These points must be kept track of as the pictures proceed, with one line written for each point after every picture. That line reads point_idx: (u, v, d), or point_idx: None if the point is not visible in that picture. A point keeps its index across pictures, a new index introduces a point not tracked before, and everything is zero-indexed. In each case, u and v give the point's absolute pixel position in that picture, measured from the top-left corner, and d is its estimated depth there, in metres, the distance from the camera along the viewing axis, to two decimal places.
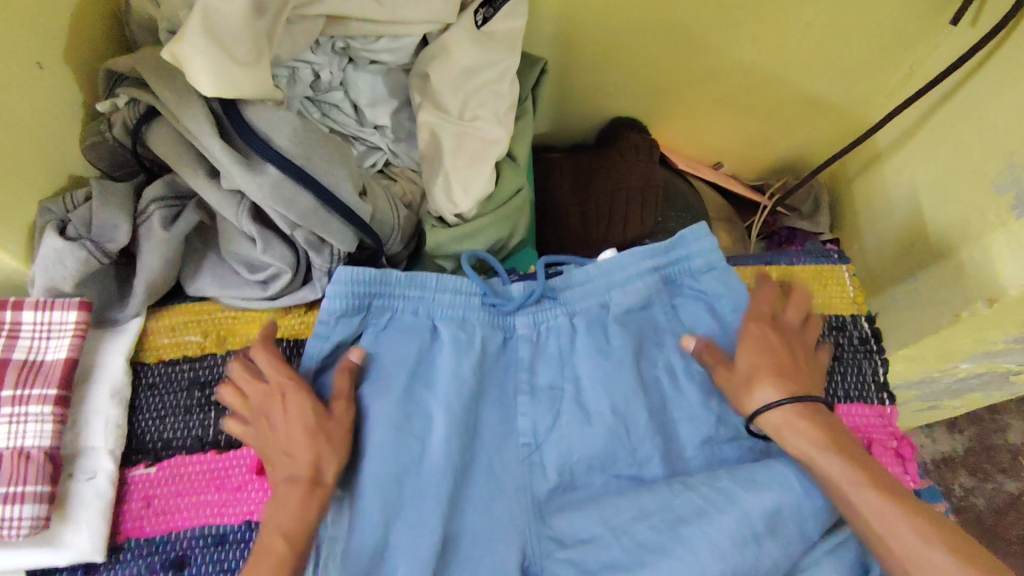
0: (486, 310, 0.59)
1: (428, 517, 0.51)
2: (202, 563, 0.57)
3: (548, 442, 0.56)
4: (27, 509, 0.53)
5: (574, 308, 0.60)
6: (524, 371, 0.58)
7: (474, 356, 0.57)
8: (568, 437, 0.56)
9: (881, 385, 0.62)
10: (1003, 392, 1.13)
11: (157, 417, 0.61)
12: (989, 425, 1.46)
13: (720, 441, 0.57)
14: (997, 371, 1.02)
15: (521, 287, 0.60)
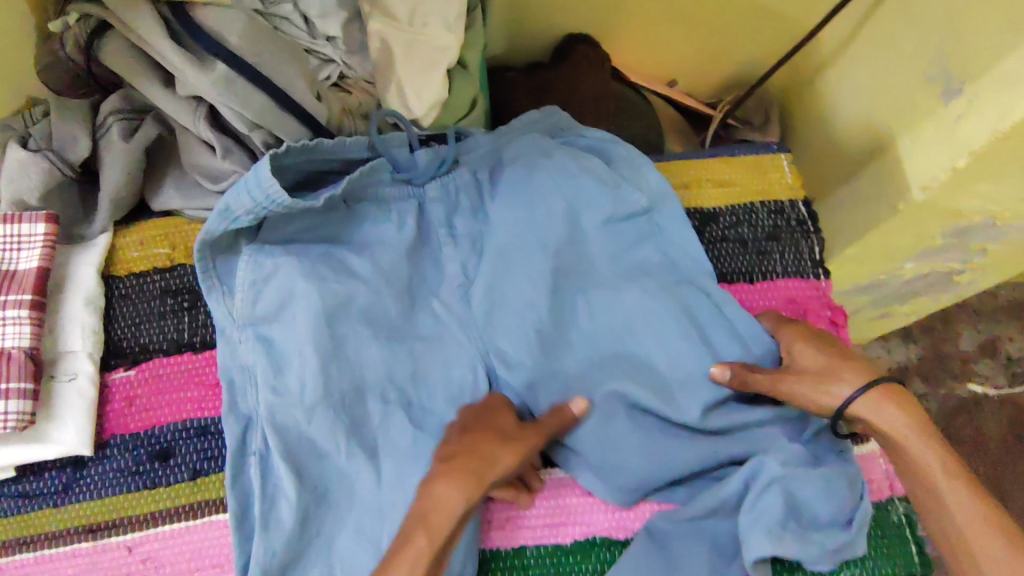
0: (397, 183, 0.66)
1: (379, 368, 0.60)
2: (186, 452, 0.60)
3: (475, 278, 0.64)
4: (13, 405, 0.55)
5: (476, 166, 0.68)
6: (441, 228, 0.66)
7: (393, 220, 0.65)
8: (491, 275, 0.64)
9: (817, 262, 0.67)
10: (949, 294, 1.20)
11: (132, 325, 0.64)
12: (943, 334, 1.55)
13: (627, 253, 0.66)
14: (942, 270, 1.08)
15: (428, 158, 0.67)
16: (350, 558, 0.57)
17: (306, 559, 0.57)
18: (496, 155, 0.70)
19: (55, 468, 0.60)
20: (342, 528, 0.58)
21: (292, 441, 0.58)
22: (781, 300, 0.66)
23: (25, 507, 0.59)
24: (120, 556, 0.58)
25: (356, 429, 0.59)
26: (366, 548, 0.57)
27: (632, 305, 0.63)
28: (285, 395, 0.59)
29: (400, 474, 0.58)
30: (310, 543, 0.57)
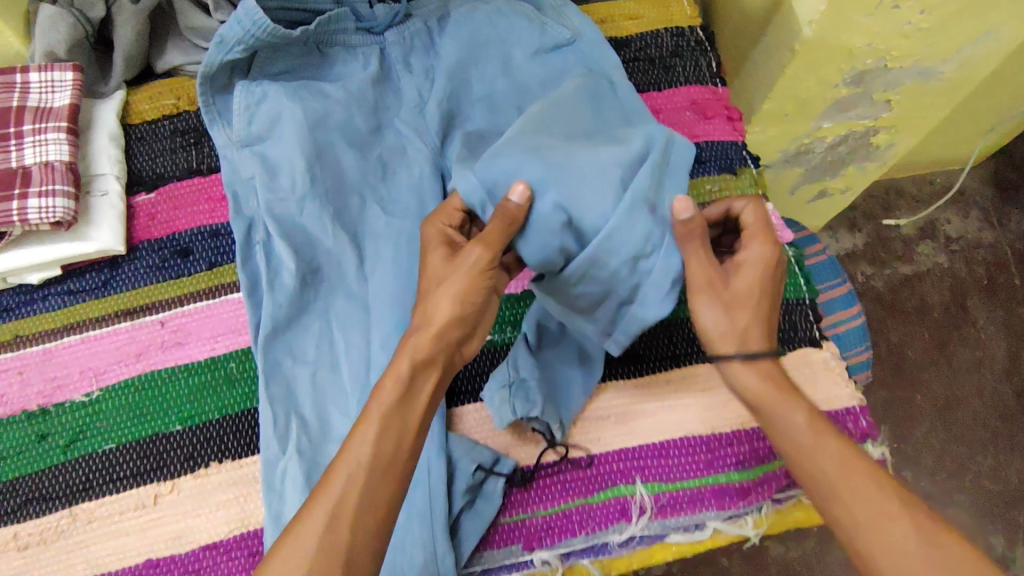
0: (361, 33, 0.78)
1: (353, 170, 0.73)
2: (202, 249, 0.73)
3: (429, 97, 0.76)
4: (59, 202, 0.68)
5: (427, 16, 0.80)
6: (400, 64, 0.78)
7: (359, 60, 0.78)
8: (441, 92, 0.76)
9: (714, 73, 0.80)
10: (873, 162, 1.34)
11: (150, 159, 0.77)
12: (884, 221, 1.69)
13: (554, 70, 0.78)
14: (859, 132, 1.22)
15: (386, 11, 0.79)
16: (344, 313, 0.69)
17: (307, 317, 0.69)
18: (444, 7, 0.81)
19: (95, 269, 0.72)
20: (335, 294, 0.70)
21: (279, 227, 0.71)
22: (686, 103, 0.79)
23: (71, 301, 0.71)
24: (154, 330, 0.70)
25: (338, 217, 0.72)
26: (357, 306, 0.70)
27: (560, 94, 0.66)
28: (278, 192, 0.72)
29: (378, 248, 0.71)
30: (310, 304, 0.69)
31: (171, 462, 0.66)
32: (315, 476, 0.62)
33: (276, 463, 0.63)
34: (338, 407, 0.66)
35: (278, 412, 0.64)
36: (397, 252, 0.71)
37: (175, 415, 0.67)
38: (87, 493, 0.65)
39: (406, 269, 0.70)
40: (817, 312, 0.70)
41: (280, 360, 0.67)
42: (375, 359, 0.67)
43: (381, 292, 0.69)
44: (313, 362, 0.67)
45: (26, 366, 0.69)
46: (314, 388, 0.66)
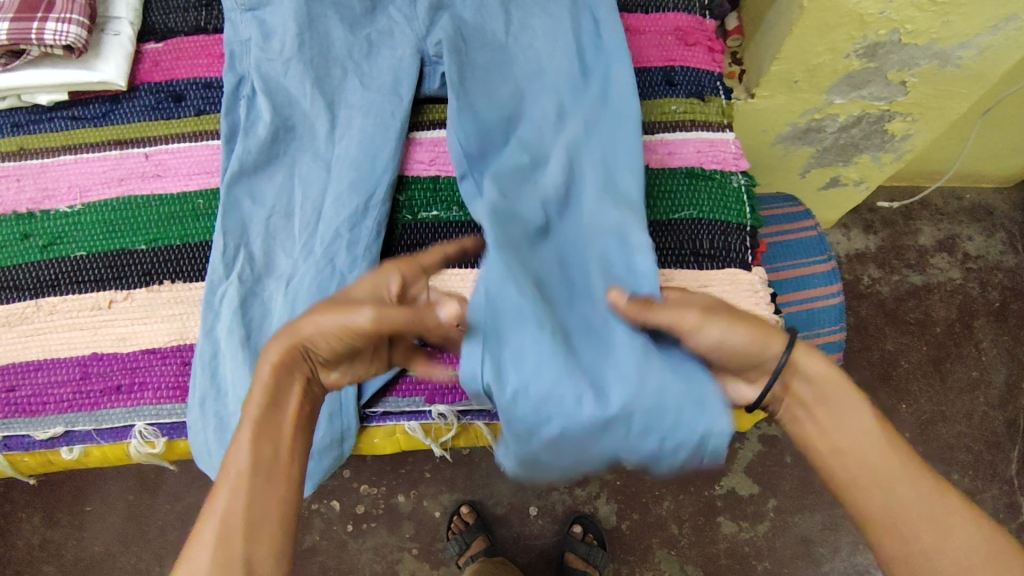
0: None
1: (339, 43, 0.78)
2: (194, 98, 0.79)
3: None
4: (73, 29, 0.74)
5: None
6: None
7: None
8: None
9: (704, 5, 0.82)
10: (888, 153, 1.31)
11: (164, 13, 0.83)
12: (902, 228, 1.65)
13: None
14: (872, 115, 1.20)
15: None
16: (306, 170, 0.74)
17: (272, 169, 0.74)
18: None
19: (98, 101, 0.79)
20: (302, 152, 0.75)
21: (260, 86, 0.76)
22: (670, 28, 0.80)
23: (72, 126, 0.79)
24: (139, 161, 0.77)
25: (319, 83, 0.77)
26: (320, 165, 0.74)
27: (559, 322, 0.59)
28: (270, 54, 0.78)
29: (347, 118, 0.76)
30: (276, 158, 0.75)
31: (130, 275, 0.72)
32: (249, 304, 0.67)
33: (218, 286, 0.68)
34: (282, 250, 0.71)
35: (229, 243, 0.70)
36: (363, 123, 0.75)
37: (141, 236, 0.73)
38: (54, 289, 0.72)
39: (370, 138, 0.74)
40: (754, 239, 0.72)
41: (239, 201, 0.72)
42: (325, 213, 0.71)
43: (342, 156, 0.73)
44: (269, 207, 0.72)
45: (23, 175, 0.77)
46: (266, 230, 0.71)
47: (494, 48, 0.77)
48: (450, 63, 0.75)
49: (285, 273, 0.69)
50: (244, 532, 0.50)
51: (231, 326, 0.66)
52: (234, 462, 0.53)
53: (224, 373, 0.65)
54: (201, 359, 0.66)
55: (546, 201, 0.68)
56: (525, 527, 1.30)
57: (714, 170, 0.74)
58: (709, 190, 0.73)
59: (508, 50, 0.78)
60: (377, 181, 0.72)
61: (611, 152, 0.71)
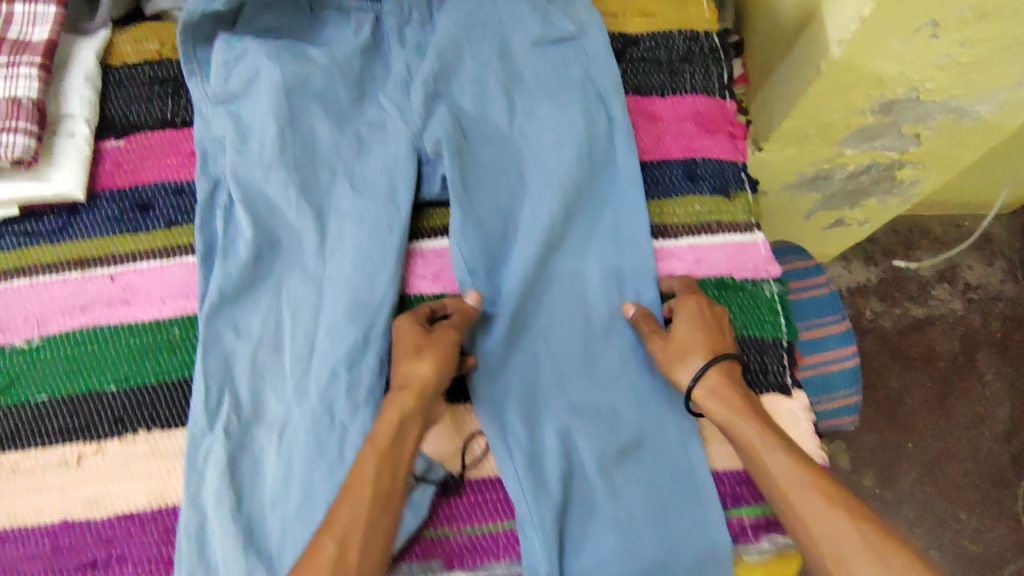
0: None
1: (326, 145, 0.70)
2: (165, 206, 0.70)
3: (417, 76, 0.72)
4: (20, 140, 0.65)
5: None
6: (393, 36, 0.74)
7: (350, 26, 0.74)
8: (431, 65, 0.70)
9: (724, 85, 0.75)
10: (896, 197, 1.27)
11: (124, 105, 0.74)
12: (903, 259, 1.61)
13: (548, 44, 0.71)
14: (882, 164, 1.15)
15: None
16: (294, 293, 0.66)
17: (256, 293, 0.66)
18: None
19: (54, 213, 0.70)
20: (290, 271, 0.67)
21: (238, 196, 0.67)
22: (688, 113, 0.73)
23: (25, 243, 0.69)
24: (104, 284, 0.68)
25: (306, 192, 0.68)
26: (310, 287, 0.66)
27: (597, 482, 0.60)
28: (247, 156, 0.69)
29: (338, 231, 0.68)
30: (261, 281, 0.67)
31: (101, 423, 0.63)
32: (239, 461, 0.60)
33: (201, 440, 0.61)
34: (273, 391, 0.63)
35: (212, 386, 0.62)
36: (357, 238, 0.67)
37: (111, 376, 0.65)
38: (15, 442, 0.63)
39: (367, 257, 0.66)
40: (790, 355, 0.66)
41: (221, 335, 0.64)
42: (319, 346, 0.64)
43: (335, 277, 0.66)
44: (255, 340, 0.65)
45: None
46: (254, 368, 0.64)
47: (501, 142, 0.69)
48: (452, 165, 0.67)
49: (278, 421, 0.62)
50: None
51: (218, 491, 0.59)
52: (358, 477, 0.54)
53: (214, 547, 0.58)
54: (185, 530, 0.58)
55: (585, 334, 0.65)
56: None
57: (745, 279, 0.68)
58: (741, 303, 0.67)
59: (515, 145, 0.70)
60: (377, 309, 0.65)
61: (638, 285, 0.66)
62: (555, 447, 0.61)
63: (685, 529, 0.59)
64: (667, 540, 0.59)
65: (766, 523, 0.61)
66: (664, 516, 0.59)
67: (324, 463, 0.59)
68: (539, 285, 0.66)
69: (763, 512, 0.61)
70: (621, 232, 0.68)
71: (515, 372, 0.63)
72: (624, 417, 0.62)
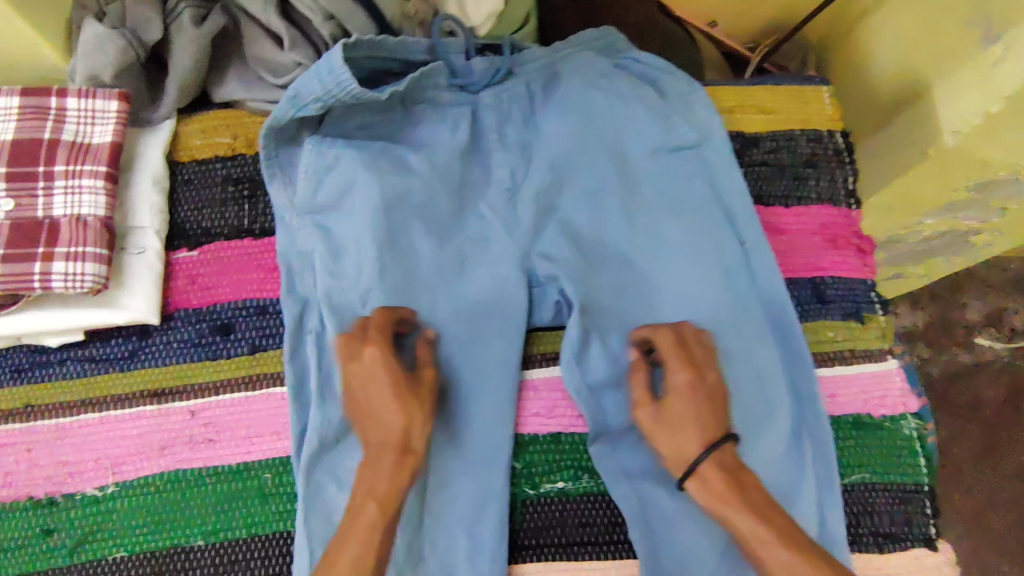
0: (454, 91, 0.67)
1: (426, 267, 0.64)
2: (247, 328, 0.64)
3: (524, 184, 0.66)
4: (89, 268, 0.58)
5: (530, 79, 0.68)
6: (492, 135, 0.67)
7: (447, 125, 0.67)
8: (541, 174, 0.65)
9: (850, 192, 0.69)
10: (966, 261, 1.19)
11: (195, 209, 0.67)
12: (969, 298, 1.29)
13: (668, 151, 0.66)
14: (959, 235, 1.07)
15: (484, 68, 0.68)
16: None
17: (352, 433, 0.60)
18: (552, 70, 0.69)
19: (122, 336, 0.63)
20: None
21: (334, 326, 0.61)
22: (814, 225, 0.68)
23: (92, 371, 0.62)
24: (183, 419, 0.61)
25: (406, 321, 0.62)
26: None
27: None
28: (342, 279, 0.62)
29: (442, 363, 0.62)
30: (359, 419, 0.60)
31: None
32: None
33: None
34: (381, 550, 0.58)
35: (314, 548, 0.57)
36: (467, 372, 0.62)
37: (198, 528, 0.59)
38: None
39: (477, 397, 0.61)
40: (933, 503, 0.62)
41: (319, 484, 0.58)
42: (431, 500, 0.59)
43: (443, 419, 0.61)
44: (357, 490, 0.59)
45: (35, 444, 0.61)
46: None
47: (616, 262, 0.65)
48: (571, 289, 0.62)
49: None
50: None
51: None
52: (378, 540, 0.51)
53: None
54: None
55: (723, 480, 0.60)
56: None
57: (883, 415, 0.63)
58: (880, 443, 0.62)
59: (632, 263, 0.65)
60: (496, 456, 0.59)
61: (772, 427, 0.61)
62: None
63: None
64: None
65: None
66: None
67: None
68: (670, 422, 0.61)
69: None
70: (753, 364, 0.63)
71: (654, 525, 0.58)
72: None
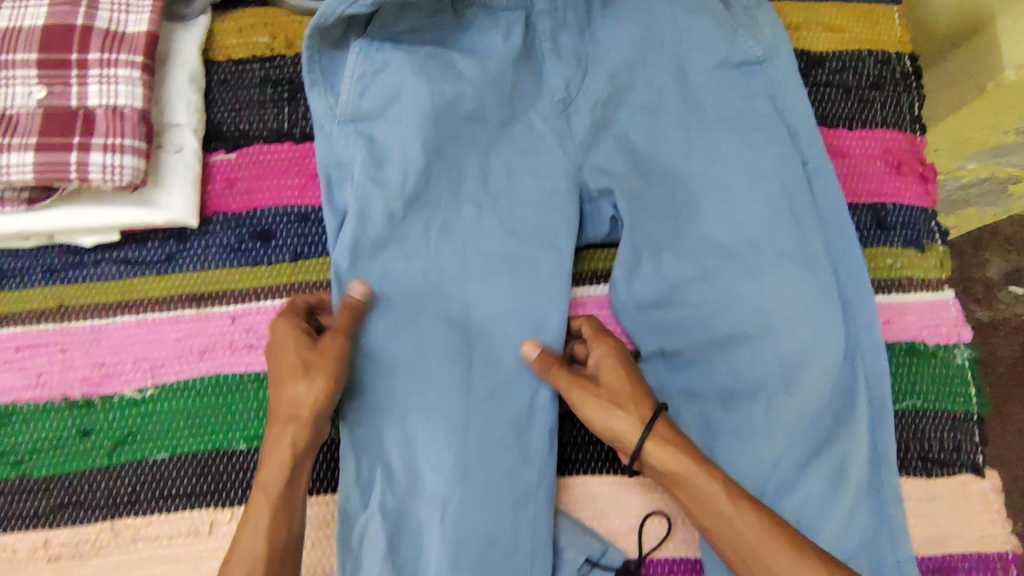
0: None
1: (472, 178, 0.62)
2: (288, 235, 0.62)
3: (581, 96, 0.62)
4: (127, 161, 0.55)
5: None
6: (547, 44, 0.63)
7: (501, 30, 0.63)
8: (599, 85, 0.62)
9: (915, 117, 0.67)
10: None
11: (232, 110, 0.64)
12: None
13: (731, 66, 0.63)
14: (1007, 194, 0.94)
15: None
16: (441, 344, 0.58)
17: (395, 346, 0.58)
18: None
19: (159, 239, 0.61)
20: (428, 316, 0.59)
21: (372, 235, 0.59)
22: (878, 149, 0.66)
23: (128, 273, 0.60)
24: (224, 325, 0.60)
25: (449, 232, 0.60)
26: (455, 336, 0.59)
27: None
28: (385, 186, 0.59)
29: (486, 279, 0.60)
30: (397, 333, 0.58)
31: (231, 487, 0.57)
32: (397, 543, 0.55)
33: (355, 521, 0.55)
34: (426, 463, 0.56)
35: (362, 459, 0.56)
36: (517, 289, 0.60)
37: (240, 433, 0.58)
38: (134, 507, 0.56)
39: (520, 308, 0.60)
40: (982, 433, 0.61)
41: (363, 399, 0.57)
42: (473, 411, 0.57)
43: (484, 329, 0.60)
44: (400, 405, 0.57)
45: (69, 345, 0.59)
46: (403, 439, 0.56)
47: (672, 182, 0.62)
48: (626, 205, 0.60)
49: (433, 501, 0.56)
50: None
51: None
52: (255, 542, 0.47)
53: None
54: None
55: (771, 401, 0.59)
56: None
57: (938, 344, 0.62)
58: (932, 371, 0.61)
59: (686, 183, 0.62)
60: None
61: (830, 349, 0.59)
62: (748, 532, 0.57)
63: None
64: None
65: None
66: None
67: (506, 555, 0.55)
68: (722, 343, 0.59)
69: None
70: (816, 290, 0.60)
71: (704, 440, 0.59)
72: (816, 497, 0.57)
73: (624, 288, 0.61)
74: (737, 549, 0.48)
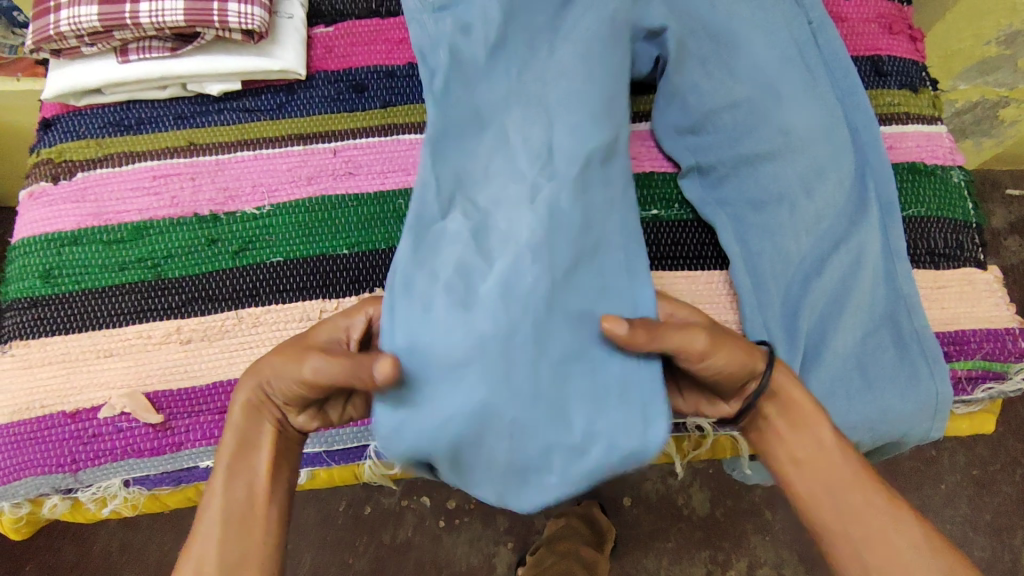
0: None
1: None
2: (378, 88, 0.73)
3: None
4: (257, 11, 0.67)
5: None
6: None
7: None
8: None
9: None
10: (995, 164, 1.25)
11: None
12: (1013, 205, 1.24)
13: None
14: (987, 118, 1.06)
15: None
16: (518, 101, 0.59)
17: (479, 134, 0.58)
18: None
19: (272, 92, 0.73)
20: (510, 96, 0.59)
21: (449, 35, 0.61)
22: (873, 14, 0.77)
23: (246, 119, 0.72)
24: (327, 157, 0.71)
25: (527, 32, 0.61)
26: (535, 111, 0.58)
27: (815, 332, 0.65)
28: (463, 6, 0.62)
29: (565, 66, 0.60)
30: (474, 102, 0.59)
31: (337, 283, 0.67)
32: (482, 252, 0.52)
33: (433, 228, 0.54)
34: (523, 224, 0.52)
35: (446, 187, 0.55)
36: (593, 76, 0.60)
37: (342, 241, 0.68)
38: (254, 299, 0.66)
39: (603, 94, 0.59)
40: (981, 236, 0.70)
41: (447, 140, 0.58)
42: (560, 165, 0.55)
43: (564, 102, 0.58)
44: (479, 156, 0.57)
45: (198, 174, 0.70)
46: (495, 201, 0.55)
47: (703, 38, 0.73)
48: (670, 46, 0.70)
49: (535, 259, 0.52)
50: (210, 550, 0.46)
51: (458, 280, 0.51)
52: (227, 501, 0.48)
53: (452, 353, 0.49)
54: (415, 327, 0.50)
55: (802, 200, 0.67)
56: (649, 553, 1.02)
57: (936, 166, 0.72)
58: (933, 187, 0.71)
59: (718, 37, 0.72)
60: (622, 143, 0.59)
61: (844, 154, 0.69)
62: (777, 300, 0.66)
63: (908, 378, 0.64)
64: (887, 386, 0.63)
65: (981, 376, 0.65)
66: (882, 364, 0.64)
67: (599, 314, 0.52)
68: (754, 157, 0.69)
69: (975, 366, 0.65)
70: (831, 119, 0.70)
71: (740, 237, 0.68)
72: (841, 271, 0.66)
73: (661, 117, 0.73)
74: (829, 478, 0.50)
